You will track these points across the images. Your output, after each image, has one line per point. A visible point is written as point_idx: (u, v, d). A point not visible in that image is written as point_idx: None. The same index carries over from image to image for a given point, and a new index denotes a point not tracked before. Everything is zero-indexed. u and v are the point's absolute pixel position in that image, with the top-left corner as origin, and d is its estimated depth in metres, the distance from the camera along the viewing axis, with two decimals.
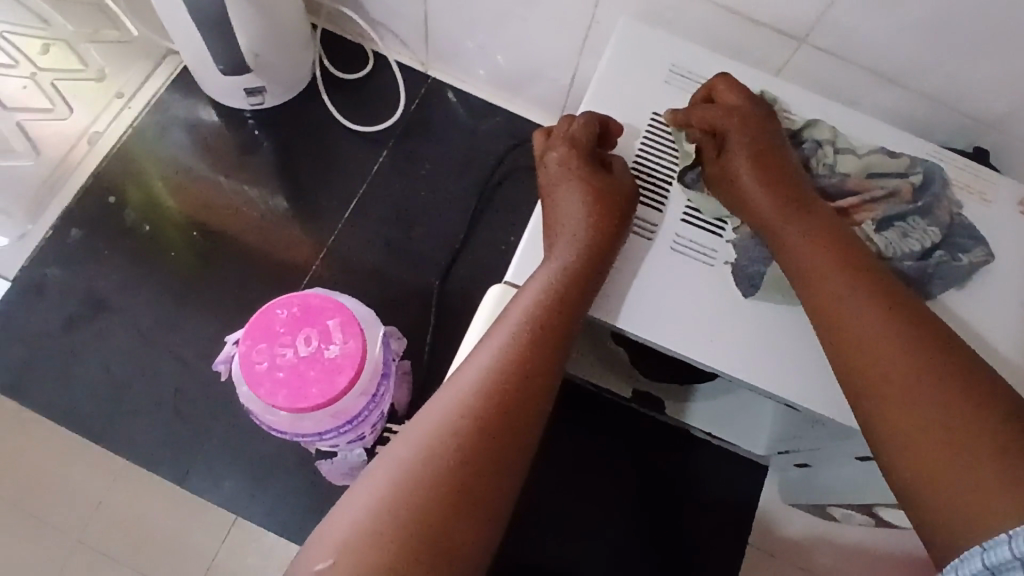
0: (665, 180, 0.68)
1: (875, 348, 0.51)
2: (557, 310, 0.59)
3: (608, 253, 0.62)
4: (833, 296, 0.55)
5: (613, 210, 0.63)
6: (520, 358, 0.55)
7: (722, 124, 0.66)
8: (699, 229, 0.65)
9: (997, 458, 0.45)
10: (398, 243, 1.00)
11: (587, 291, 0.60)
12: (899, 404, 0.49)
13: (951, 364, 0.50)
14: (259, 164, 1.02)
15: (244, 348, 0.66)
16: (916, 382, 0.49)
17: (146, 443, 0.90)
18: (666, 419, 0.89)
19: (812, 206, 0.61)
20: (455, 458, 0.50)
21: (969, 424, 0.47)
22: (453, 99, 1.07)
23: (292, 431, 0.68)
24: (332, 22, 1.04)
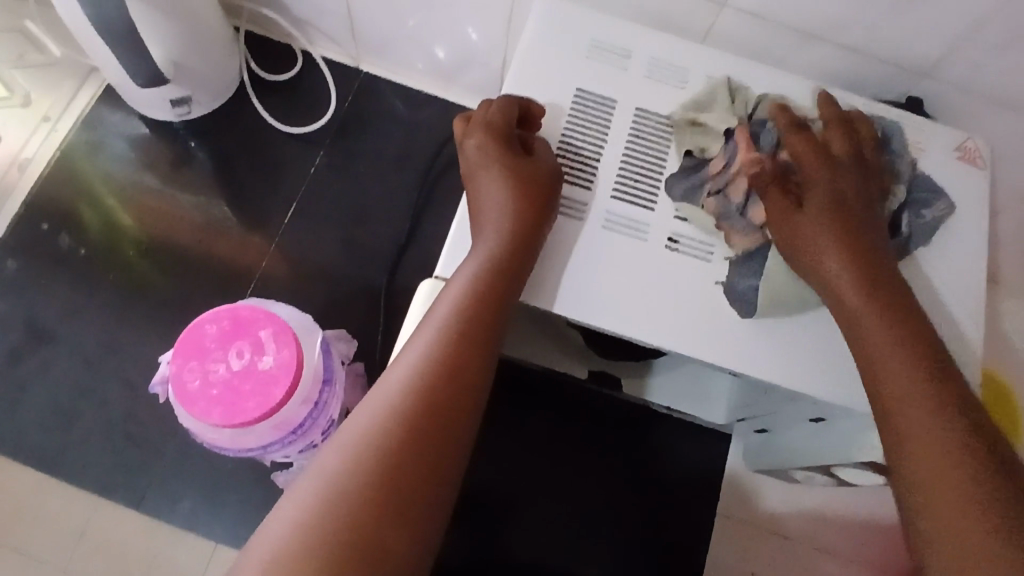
0: (592, 157, 0.66)
1: (916, 396, 0.48)
2: (485, 303, 0.57)
3: (531, 238, 0.61)
4: (878, 344, 0.52)
5: (536, 198, 0.62)
6: (447, 370, 0.53)
7: (810, 161, 0.60)
8: (628, 205, 0.64)
9: (991, 511, 0.42)
10: (343, 245, 0.99)
11: (512, 279, 0.59)
12: (911, 438, 0.47)
13: (983, 432, 0.46)
14: (195, 175, 1.00)
15: (175, 368, 0.65)
16: (954, 438, 0.46)
17: (100, 470, 0.88)
18: (626, 397, 0.88)
19: (879, 268, 0.56)
20: (390, 467, 0.48)
21: (965, 471, 0.44)
22: (388, 93, 1.05)
23: (235, 447, 0.67)
24: (257, 24, 1.02)
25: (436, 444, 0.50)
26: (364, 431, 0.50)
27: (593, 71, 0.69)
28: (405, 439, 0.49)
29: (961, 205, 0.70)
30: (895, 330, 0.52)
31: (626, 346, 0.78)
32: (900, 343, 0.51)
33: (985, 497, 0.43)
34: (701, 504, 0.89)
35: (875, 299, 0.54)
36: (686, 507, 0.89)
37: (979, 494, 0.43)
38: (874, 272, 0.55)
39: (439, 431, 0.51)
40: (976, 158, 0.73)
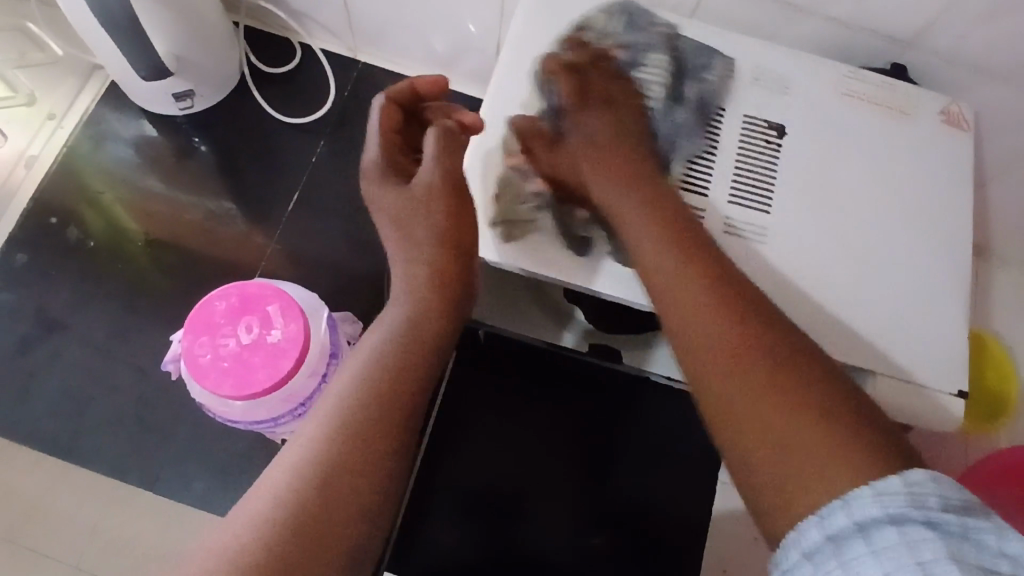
0: None
1: (709, 334, 0.52)
2: (434, 293, 0.61)
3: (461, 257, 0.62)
4: (693, 308, 0.53)
5: (453, 192, 0.63)
6: (381, 374, 0.54)
7: (586, 118, 0.64)
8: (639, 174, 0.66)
9: (832, 431, 0.46)
10: (346, 231, 1.01)
11: (448, 286, 0.61)
12: (743, 391, 0.50)
13: (816, 393, 0.48)
14: (198, 168, 1.02)
15: (187, 343, 0.67)
16: (798, 423, 0.47)
17: (114, 455, 0.90)
18: None
19: (670, 211, 0.59)
20: (350, 426, 0.51)
21: (779, 415, 0.48)
22: (385, 82, 1.07)
23: (247, 419, 0.69)
24: (254, 18, 1.04)
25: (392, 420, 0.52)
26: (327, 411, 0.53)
27: (591, 43, 0.70)
28: (366, 411, 0.52)
29: (945, 166, 0.73)
30: (739, 317, 0.52)
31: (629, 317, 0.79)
32: (721, 304, 0.53)
33: (822, 426, 0.47)
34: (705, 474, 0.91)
35: (694, 254, 0.56)
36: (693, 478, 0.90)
37: (823, 433, 0.46)
38: (666, 218, 0.59)
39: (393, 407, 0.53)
40: (961, 121, 0.75)
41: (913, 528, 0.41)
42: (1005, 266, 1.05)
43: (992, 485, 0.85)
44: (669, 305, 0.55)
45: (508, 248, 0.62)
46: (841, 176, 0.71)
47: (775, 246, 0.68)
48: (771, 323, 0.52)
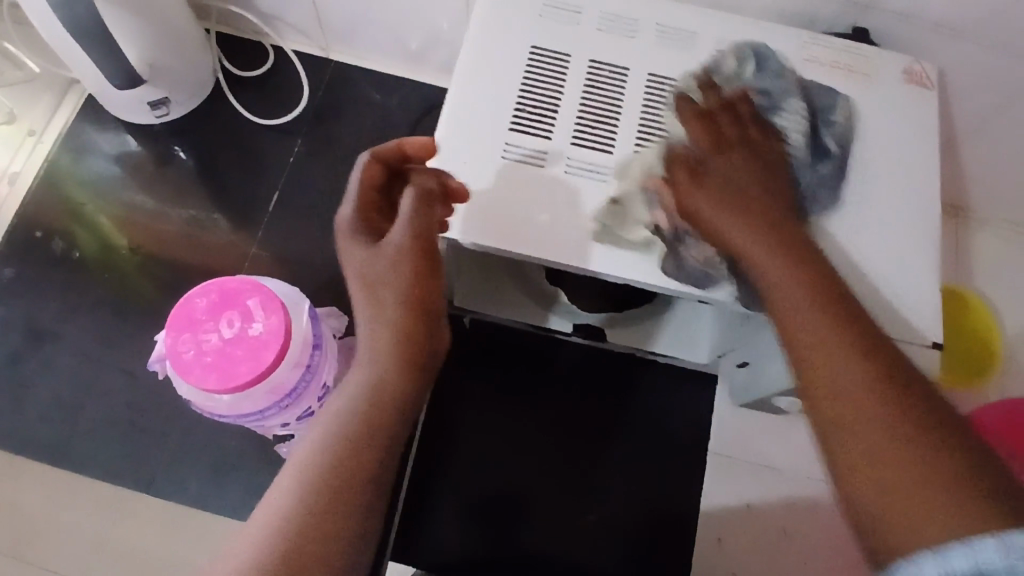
0: (551, 110, 0.70)
1: (834, 356, 0.49)
2: (407, 306, 0.53)
3: (431, 309, 0.54)
4: (797, 316, 0.52)
5: (432, 262, 0.54)
6: (368, 412, 0.51)
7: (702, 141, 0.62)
8: (590, 151, 0.69)
9: (938, 472, 0.43)
10: (327, 228, 1.02)
11: (418, 322, 0.53)
12: (848, 414, 0.47)
13: (923, 419, 0.45)
14: (178, 174, 1.03)
15: (170, 341, 0.68)
16: (900, 444, 0.45)
17: (108, 460, 0.91)
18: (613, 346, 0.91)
19: (767, 211, 0.58)
20: (339, 453, 0.49)
21: (903, 445, 0.45)
22: (359, 80, 1.08)
23: (234, 413, 0.70)
24: (225, 23, 1.05)
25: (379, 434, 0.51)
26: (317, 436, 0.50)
27: (547, 29, 0.73)
28: (349, 439, 0.50)
29: (910, 124, 0.73)
30: (833, 313, 0.51)
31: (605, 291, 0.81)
32: (836, 326, 0.50)
33: (930, 463, 0.44)
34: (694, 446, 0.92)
35: (813, 274, 0.53)
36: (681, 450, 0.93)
37: (928, 465, 0.44)
38: (778, 235, 0.56)
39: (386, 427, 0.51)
40: (924, 79, 0.75)
41: (984, 551, 0.39)
42: (983, 225, 1.05)
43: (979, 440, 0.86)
44: (782, 320, 0.53)
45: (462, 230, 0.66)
46: (807, 137, 0.71)
47: None
48: (877, 344, 0.50)
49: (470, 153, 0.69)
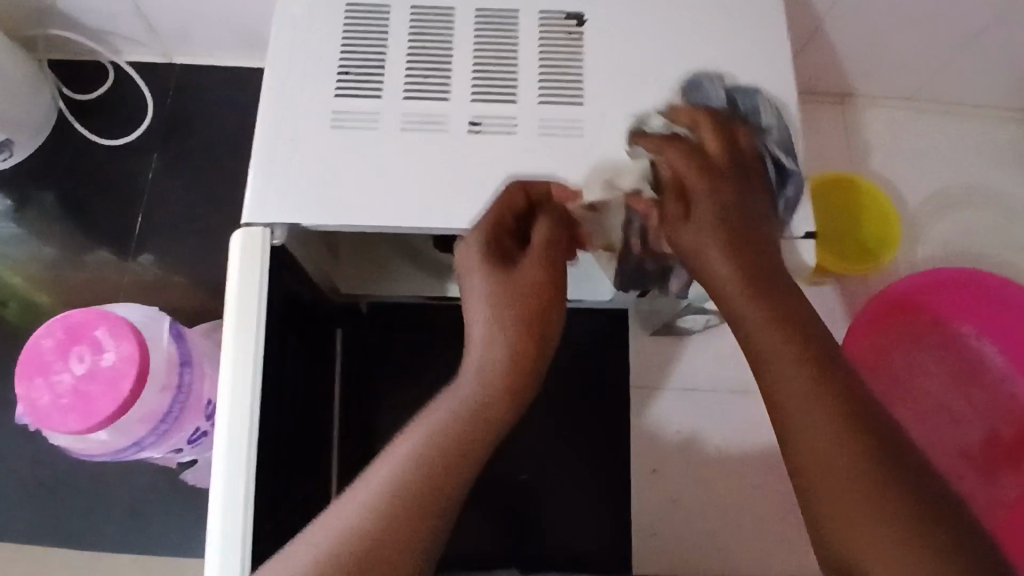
0: (377, 69, 0.67)
1: (793, 391, 0.48)
2: (530, 320, 0.56)
3: (542, 343, 0.56)
4: (765, 343, 0.50)
5: (549, 293, 0.57)
6: (468, 439, 0.50)
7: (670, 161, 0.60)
8: (424, 102, 0.66)
9: (898, 522, 0.43)
10: (205, 241, 0.98)
11: (528, 362, 0.54)
12: (815, 437, 0.46)
13: (866, 439, 0.45)
14: (38, 216, 0.98)
15: (20, 390, 0.64)
16: (876, 500, 0.44)
17: (23, 520, 0.88)
18: None
19: (741, 228, 0.56)
20: (421, 492, 0.47)
21: (829, 458, 0.45)
22: (210, 82, 1.02)
23: (110, 449, 0.67)
24: (55, 50, 0.99)
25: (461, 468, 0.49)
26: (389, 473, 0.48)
27: None
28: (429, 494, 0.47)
29: (750, 15, 0.70)
30: (787, 331, 0.50)
31: None
32: (801, 355, 0.49)
33: (885, 507, 0.43)
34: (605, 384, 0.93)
35: (766, 298, 0.52)
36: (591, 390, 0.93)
37: (882, 496, 0.44)
38: (737, 248, 0.55)
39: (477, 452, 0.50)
40: None
41: None
42: (871, 107, 1.03)
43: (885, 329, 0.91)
44: (744, 334, 0.52)
45: (297, 212, 0.63)
46: (641, 50, 0.68)
47: (591, 135, 0.65)
48: (831, 359, 0.49)
49: (299, 130, 0.65)
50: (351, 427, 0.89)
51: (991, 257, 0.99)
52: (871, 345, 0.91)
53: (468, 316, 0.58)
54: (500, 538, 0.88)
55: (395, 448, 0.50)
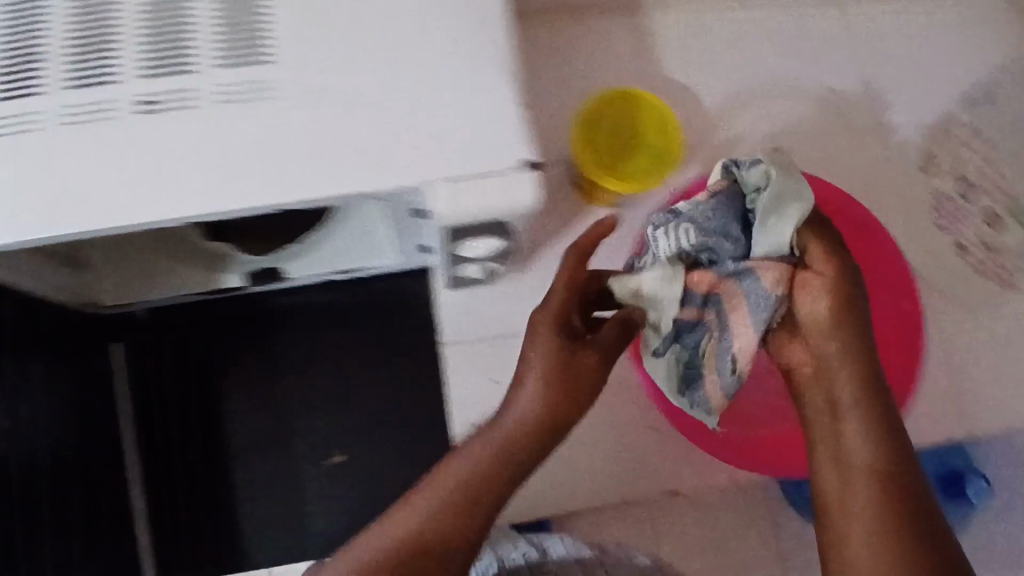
0: (33, 60, 0.59)
1: (853, 438, 0.63)
2: (564, 395, 0.63)
3: (552, 429, 0.63)
4: (841, 392, 0.64)
5: (568, 390, 0.63)
6: (519, 447, 0.62)
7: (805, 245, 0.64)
8: (90, 88, 0.58)
9: (913, 553, 0.58)
10: None
11: (559, 406, 0.63)
12: (868, 497, 0.61)
13: (906, 514, 0.60)
14: None
15: None
16: (895, 523, 0.60)
17: None
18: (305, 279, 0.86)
19: (829, 352, 0.65)
20: (498, 481, 0.61)
21: (861, 490, 0.61)
22: None
23: None
24: None
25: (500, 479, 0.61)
26: (484, 465, 0.61)
27: None
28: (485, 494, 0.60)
29: None
30: (864, 398, 0.64)
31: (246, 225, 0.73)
32: (873, 405, 0.64)
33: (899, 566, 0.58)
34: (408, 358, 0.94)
35: (857, 359, 0.64)
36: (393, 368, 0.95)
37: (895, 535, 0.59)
38: (846, 358, 0.65)
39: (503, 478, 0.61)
40: None
41: None
42: (664, 10, 0.98)
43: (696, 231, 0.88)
44: (812, 365, 0.66)
45: None
46: None
47: (282, 94, 0.58)
48: (901, 463, 0.62)
49: None
50: (164, 419, 0.94)
51: (794, 148, 0.97)
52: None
53: (513, 392, 0.65)
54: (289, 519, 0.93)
55: (461, 461, 0.62)
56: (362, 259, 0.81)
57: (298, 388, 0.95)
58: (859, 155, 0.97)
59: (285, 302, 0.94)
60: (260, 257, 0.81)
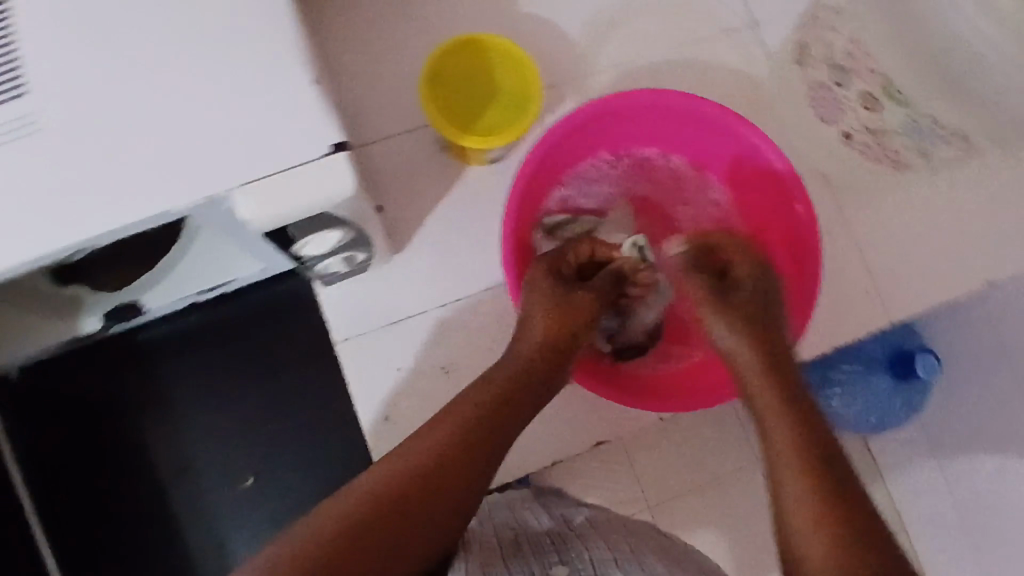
0: None
1: (771, 401, 0.65)
2: (562, 330, 0.71)
3: (555, 358, 0.70)
4: (749, 359, 0.69)
5: (566, 323, 0.72)
6: (495, 403, 0.65)
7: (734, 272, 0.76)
8: None
9: (838, 492, 0.56)
10: None
11: (554, 348, 0.71)
12: (792, 446, 0.60)
13: (830, 461, 0.58)
14: None
15: None
16: (821, 467, 0.58)
17: None
18: (172, 304, 0.80)
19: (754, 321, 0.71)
20: (463, 447, 0.61)
21: (792, 438, 0.61)
22: None
23: None
24: None
25: (477, 447, 0.62)
26: (446, 433, 0.61)
27: None
28: (456, 448, 0.61)
29: None
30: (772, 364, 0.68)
31: (80, 275, 0.67)
32: (774, 367, 0.68)
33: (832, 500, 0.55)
34: (311, 353, 0.84)
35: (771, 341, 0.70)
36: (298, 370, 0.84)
37: (825, 482, 0.57)
38: (764, 335, 0.70)
39: (481, 438, 0.62)
40: None
41: None
42: None
43: (562, 161, 0.82)
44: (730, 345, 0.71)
45: None
46: None
47: (48, 123, 0.51)
48: (813, 417, 0.63)
49: None
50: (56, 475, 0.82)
51: (666, 65, 0.93)
52: (546, 191, 0.84)
53: (518, 335, 0.72)
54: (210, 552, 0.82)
55: (432, 426, 0.62)
56: (224, 273, 0.76)
57: (192, 413, 0.83)
58: (736, 61, 0.93)
59: (161, 329, 0.83)
60: (115, 297, 0.74)
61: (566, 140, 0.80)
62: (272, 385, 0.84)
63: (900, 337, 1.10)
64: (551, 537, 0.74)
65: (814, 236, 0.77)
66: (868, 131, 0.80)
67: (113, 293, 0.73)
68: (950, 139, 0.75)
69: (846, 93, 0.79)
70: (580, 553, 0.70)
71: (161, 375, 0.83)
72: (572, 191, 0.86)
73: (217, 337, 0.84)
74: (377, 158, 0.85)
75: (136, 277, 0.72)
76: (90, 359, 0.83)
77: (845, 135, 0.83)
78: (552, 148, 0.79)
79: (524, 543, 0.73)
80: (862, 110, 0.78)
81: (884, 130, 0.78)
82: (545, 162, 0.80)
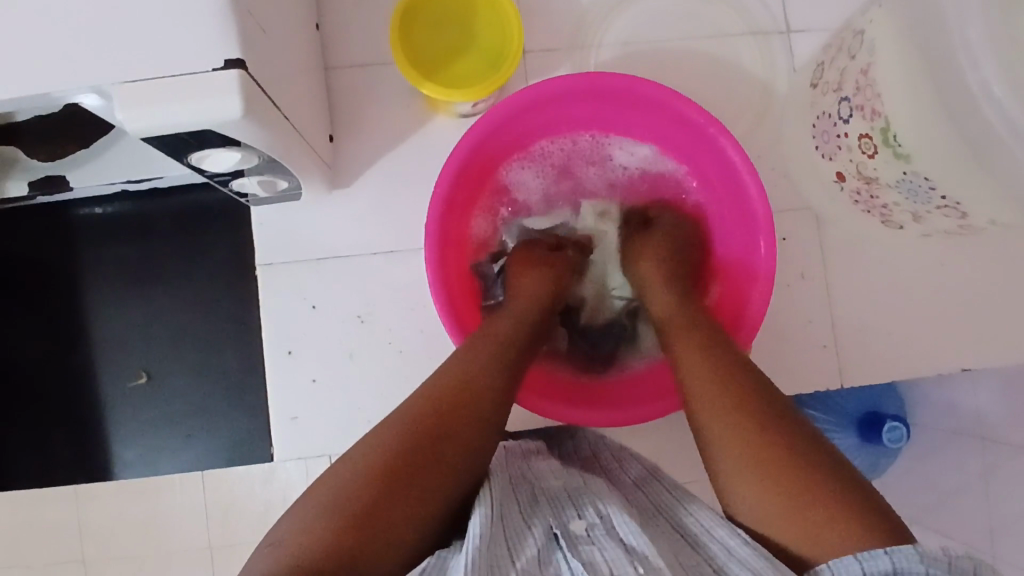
0: None
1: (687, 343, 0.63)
2: (529, 317, 0.69)
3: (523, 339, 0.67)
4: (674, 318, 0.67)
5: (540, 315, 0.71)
6: (463, 372, 0.61)
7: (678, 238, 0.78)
8: None
9: (764, 417, 0.54)
10: None
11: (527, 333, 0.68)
12: (706, 386, 0.58)
13: (747, 392, 0.56)
14: None
15: None
16: (733, 398, 0.56)
17: None
18: (112, 189, 0.79)
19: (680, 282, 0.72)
20: (449, 402, 0.58)
21: (713, 374, 0.58)
22: None
23: None
24: None
25: (460, 411, 0.58)
26: (426, 400, 0.58)
27: None
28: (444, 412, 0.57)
29: None
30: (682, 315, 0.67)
31: (9, 140, 0.64)
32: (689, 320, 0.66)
33: (776, 428, 0.53)
34: (231, 275, 0.84)
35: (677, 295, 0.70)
36: (217, 286, 0.84)
37: (745, 407, 0.55)
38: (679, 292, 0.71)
39: (467, 395, 0.59)
40: None
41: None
42: None
43: (510, 137, 0.78)
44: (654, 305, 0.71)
45: None
46: None
47: None
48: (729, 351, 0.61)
49: None
50: None
51: (676, 59, 0.85)
52: (493, 167, 0.79)
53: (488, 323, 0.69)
54: (92, 438, 0.84)
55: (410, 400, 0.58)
56: (159, 170, 0.75)
57: (105, 302, 0.84)
58: (753, 68, 0.85)
59: (102, 214, 0.84)
60: (49, 169, 0.71)
61: (518, 113, 0.75)
62: (190, 293, 0.84)
63: (878, 393, 0.89)
64: (568, 491, 0.61)
65: (768, 278, 0.72)
66: (860, 175, 0.72)
67: (48, 165, 0.71)
68: (943, 209, 0.67)
69: (846, 130, 0.70)
70: (600, 508, 0.57)
71: (79, 257, 0.85)
72: (523, 175, 0.82)
73: (137, 233, 0.85)
74: (344, 83, 0.81)
75: (67, 155, 0.69)
76: (28, 226, 0.85)
77: (839, 174, 0.75)
78: (508, 120, 0.74)
79: (538, 495, 0.61)
80: (859, 153, 0.70)
81: (876, 180, 0.70)
82: (498, 133, 0.75)
